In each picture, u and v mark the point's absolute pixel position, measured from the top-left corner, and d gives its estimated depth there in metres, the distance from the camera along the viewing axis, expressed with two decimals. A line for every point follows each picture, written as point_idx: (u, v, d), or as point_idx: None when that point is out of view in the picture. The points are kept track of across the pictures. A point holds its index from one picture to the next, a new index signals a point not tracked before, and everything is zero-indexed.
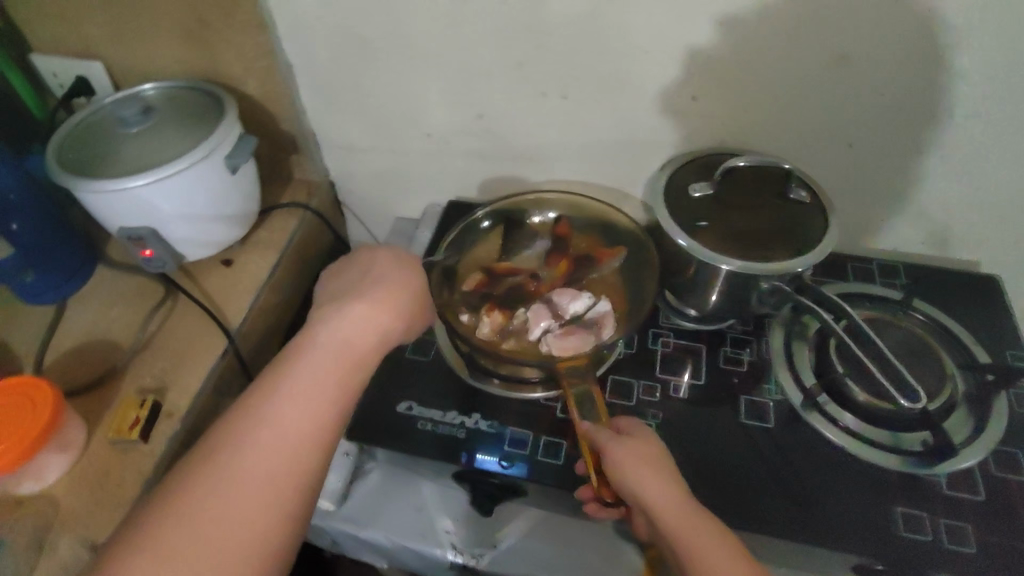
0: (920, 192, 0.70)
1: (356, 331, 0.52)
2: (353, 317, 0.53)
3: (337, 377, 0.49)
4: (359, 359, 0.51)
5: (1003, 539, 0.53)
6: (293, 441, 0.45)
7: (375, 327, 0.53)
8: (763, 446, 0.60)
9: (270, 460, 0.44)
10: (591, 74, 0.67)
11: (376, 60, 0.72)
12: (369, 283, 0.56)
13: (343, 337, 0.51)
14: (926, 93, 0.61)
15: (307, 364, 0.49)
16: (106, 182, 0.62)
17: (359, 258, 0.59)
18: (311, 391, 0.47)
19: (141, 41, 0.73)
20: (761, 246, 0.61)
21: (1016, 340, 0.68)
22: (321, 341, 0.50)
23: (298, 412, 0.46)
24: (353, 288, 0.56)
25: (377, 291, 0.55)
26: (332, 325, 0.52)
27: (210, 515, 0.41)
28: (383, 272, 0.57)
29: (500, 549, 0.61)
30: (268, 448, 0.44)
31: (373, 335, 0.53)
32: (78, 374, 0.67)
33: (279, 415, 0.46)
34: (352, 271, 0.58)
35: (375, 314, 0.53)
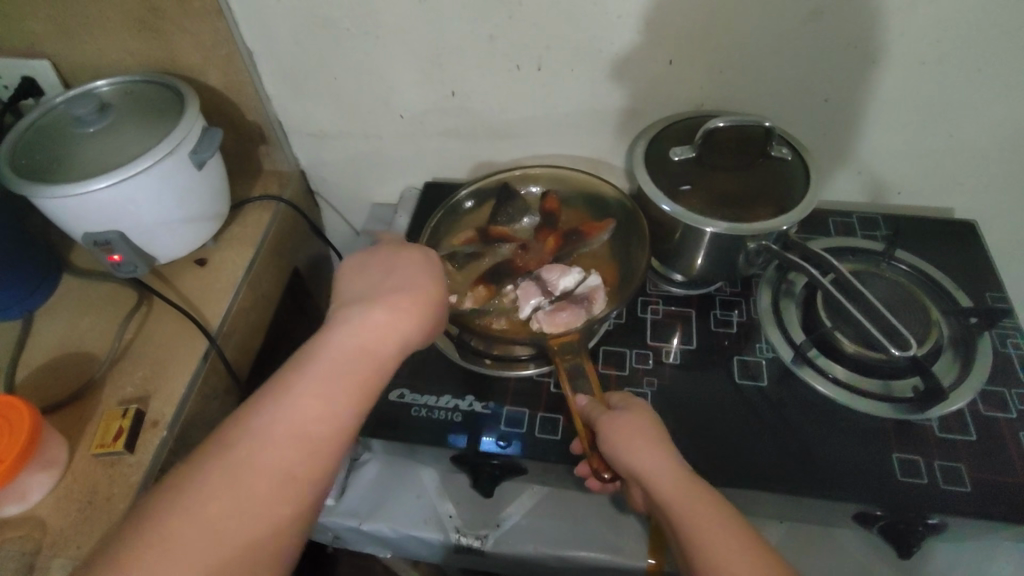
0: (895, 142, 0.71)
1: (373, 340, 0.49)
2: (372, 323, 0.49)
3: (350, 385, 0.47)
4: (375, 367, 0.48)
5: (995, 475, 0.55)
6: (303, 442, 0.44)
7: (391, 334, 0.49)
8: (757, 404, 0.61)
9: (274, 463, 0.43)
10: (565, 42, 0.66)
11: (343, 42, 0.69)
12: (389, 285, 0.52)
13: (358, 341, 0.48)
14: (898, 43, 0.62)
15: (320, 369, 0.47)
16: (69, 185, 0.59)
17: (384, 255, 0.55)
18: (323, 395, 0.46)
19: (90, 34, 0.69)
20: (747, 206, 0.61)
21: (994, 282, 0.69)
22: (336, 345, 0.48)
23: (307, 420, 0.45)
24: (372, 290, 0.52)
25: (396, 295, 0.51)
26: (349, 330, 0.49)
27: (213, 510, 0.41)
28: (406, 274, 0.53)
29: (503, 528, 0.61)
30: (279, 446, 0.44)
31: (391, 344, 0.49)
32: (54, 389, 0.64)
33: (290, 414, 0.45)
34: (373, 268, 0.54)
35: (396, 321, 0.50)
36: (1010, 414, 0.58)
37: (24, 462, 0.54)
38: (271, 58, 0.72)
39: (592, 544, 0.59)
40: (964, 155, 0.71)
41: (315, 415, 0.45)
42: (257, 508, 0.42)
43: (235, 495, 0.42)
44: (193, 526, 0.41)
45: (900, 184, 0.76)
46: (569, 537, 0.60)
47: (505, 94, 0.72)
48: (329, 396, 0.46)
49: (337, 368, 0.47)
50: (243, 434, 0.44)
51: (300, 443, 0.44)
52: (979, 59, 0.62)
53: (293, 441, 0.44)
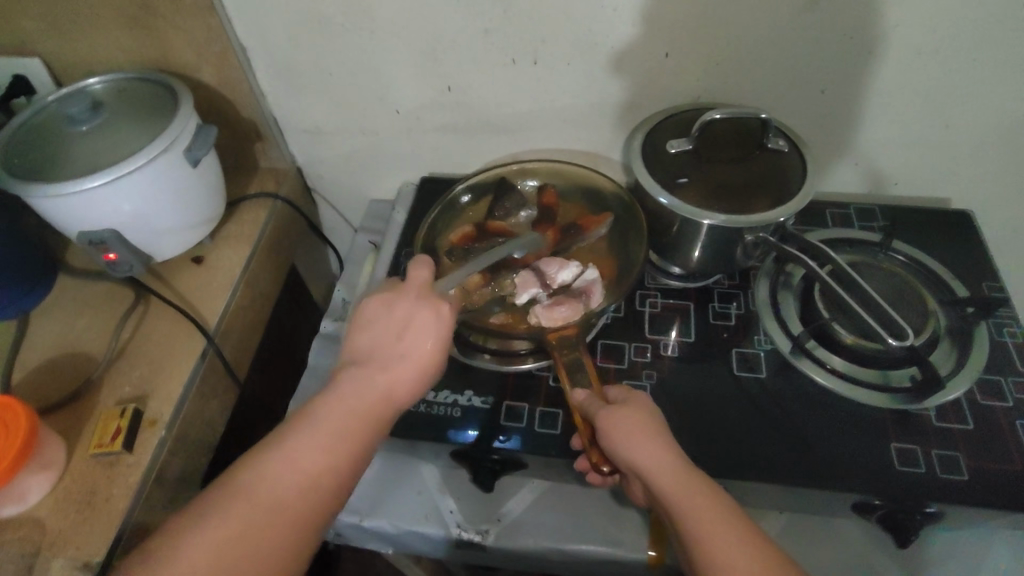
0: (889, 133, 0.71)
1: (376, 402, 0.48)
2: (373, 387, 0.48)
3: (345, 449, 0.46)
4: (371, 429, 0.47)
5: (993, 464, 0.55)
6: (294, 507, 0.44)
7: (391, 397, 0.48)
8: (756, 395, 0.61)
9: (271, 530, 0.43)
10: (560, 36, 0.66)
11: (337, 38, 0.69)
12: (402, 341, 0.49)
13: (357, 405, 0.47)
14: (893, 34, 0.62)
15: (318, 430, 0.46)
16: (63, 185, 0.59)
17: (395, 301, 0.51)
18: (319, 457, 0.45)
19: (83, 32, 0.69)
20: (744, 199, 0.61)
21: (991, 272, 0.69)
22: (333, 406, 0.47)
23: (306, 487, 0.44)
24: (384, 346, 0.50)
25: (402, 357, 0.49)
26: (351, 394, 0.48)
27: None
28: (419, 329, 0.50)
29: (504, 522, 0.61)
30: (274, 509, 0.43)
31: (391, 407, 0.48)
32: (52, 389, 0.64)
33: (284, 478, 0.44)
34: (386, 317, 0.51)
35: (401, 382, 0.49)
36: (1007, 403, 0.59)
37: (22, 463, 0.54)
38: (265, 54, 0.72)
39: (592, 537, 0.59)
40: (961, 145, 0.71)
41: (309, 478, 0.45)
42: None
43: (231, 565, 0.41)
44: None
45: (896, 175, 0.76)
46: (569, 531, 0.60)
47: (501, 88, 0.72)
48: (325, 460, 0.45)
49: (333, 430, 0.46)
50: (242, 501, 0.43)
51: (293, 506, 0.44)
52: (973, 50, 0.62)
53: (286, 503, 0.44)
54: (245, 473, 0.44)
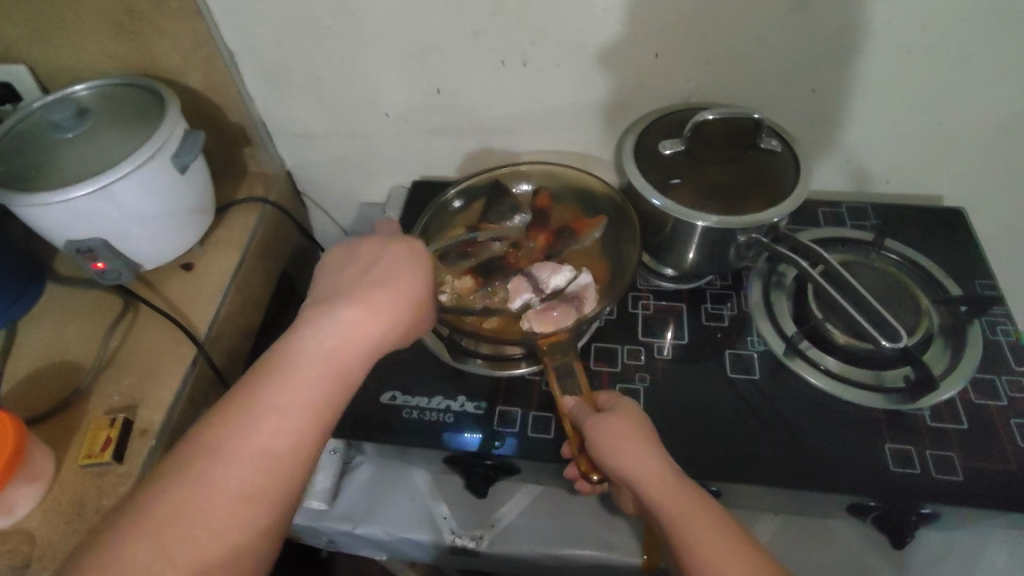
0: (881, 130, 0.71)
1: (348, 340, 0.47)
2: (345, 321, 0.48)
3: (321, 386, 0.46)
4: (347, 365, 0.47)
5: (987, 463, 0.55)
6: (276, 449, 0.43)
7: (366, 330, 0.48)
8: (751, 397, 0.61)
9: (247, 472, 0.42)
10: (550, 37, 0.65)
11: (325, 41, 0.68)
12: (372, 278, 0.51)
13: (332, 346, 0.47)
14: (884, 33, 0.61)
15: (293, 374, 0.45)
16: (48, 193, 0.58)
17: (360, 249, 0.53)
18: (297, 401, 0.44)
19: (68, 38, 0.68)
20: (736, 199, 0.61)
21: (984, 270, 0.69)
22: (307, 347, 0.46)
23: (283, 426, 0.44)
24: (354, 283, 0.51)
25: (373, 290, 0.50)
26: (321, 334, 0.47)
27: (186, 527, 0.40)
28: (387, 263, 0.52)
29: (499, 528, 0.61)
30: (253, 458, 0.42)
31: (365, 341, 0.48)
32: (40, 400, 0.63)
33: (261, 424, 0.43)
34: (354, 260, 0.53)
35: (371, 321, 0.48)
36: (1002, 402, 0.58)
37: (10, 475, 0.53)
38: (253, 58, 0.71)
39: (586, 542, 0.59)
40: (952, 143, 0.71)
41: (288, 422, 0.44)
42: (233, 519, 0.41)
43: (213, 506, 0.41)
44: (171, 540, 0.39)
45: (888, 174, 0.76)
46: (564, 535, 0.60)
47: (491, 90, 0.72)
48: (303, 400, 0.45)
49: (309, 373, 0.46)
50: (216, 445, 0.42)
51: (275, 453, 0.43)
52: (963, 48, 0.62)
53: (264, 450, 0.42)
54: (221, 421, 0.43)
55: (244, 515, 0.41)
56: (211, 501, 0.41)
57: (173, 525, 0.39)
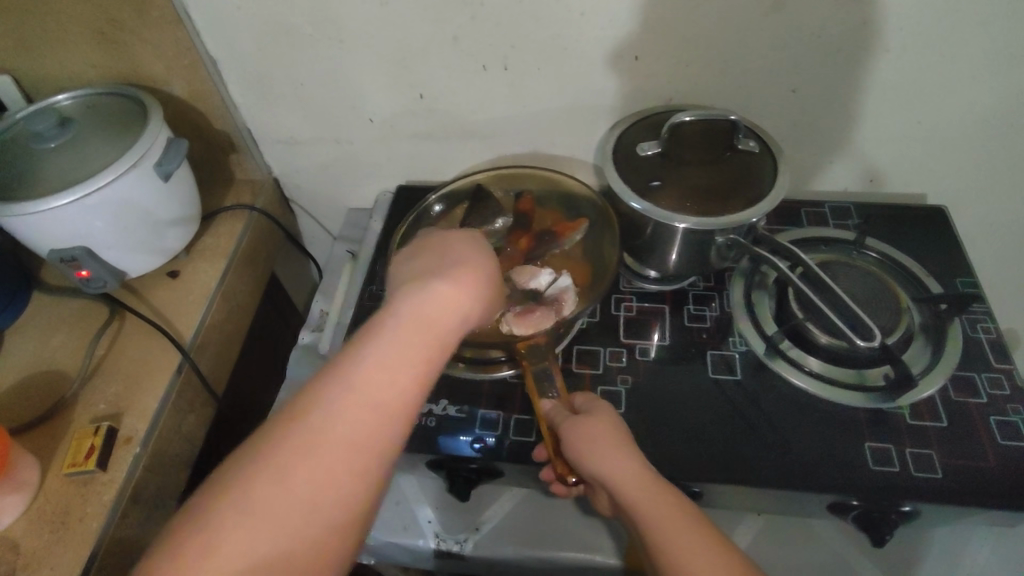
0: (860, 130, 0.71)
1: (443, 309, 0.45)
2: (436, 294, 0.46)
3: (416, 359, 0.43)
4: (438, 341, 0.44)
5: (966, 460, 0.55)
6: (376, 422, 0.40)
7: (457, 306, 0.46)
8: (732, 396, 0.61)
9: (348, 441, 0.39)
10: (530, 41, 0.66)
11: (307, 48, 0.69)
12: (455, 260, 0.49)
13: (426, 318, 0.44)
14: (861, 32, 0.62)
15: (384, 348, 0.42)
16: (29, 204, 0.59)
17: (439, 239, 0.53)
18: (385, 379, 0.41)
19: (52, 49, 0.68)
20: (715, 200, 0.61)
21: (965, 268, 0.69)
22: (398, 322, 0.44)
23: (379, 397, 0.41)
24: (438, 266, 0.49)
25: (458, 270, 0.48)
26: (415, 306, 0.45)
27: (285, 498, 0.37)
28: (466, 249, 0.51)
29: (483, 531, 0.61)
30: (342, 441, 0.39)
31: (456, 317, 0.46)
32: (26, 409, 0.64)
33: (352, 403, 0.40)
34: (433, 247, 0.52)
35: (462, 294, 0.46)
36: (981, 399, 0.59)
37: None
38: (236, 65, 0.72)
39: (570, 544, 0.59)
40: (932, 143, 0.71)
41: (377, 401, 0.41)
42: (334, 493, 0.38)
43: (312, 475, 0.38)
44: (271, 510, 0.37)
45: (870, 174, 0.76)
46: (547, 538, 0.60)
47: (473, 94, 0.72)
48: (401, 371, 0.42)
49: (404, 344, 0.43)
50: (313, 413, 0.40)
51: (363, 436, 0.40)
52: (940, 47, 0.62)
53: (360, 428, 0.40)
54: (318, 393, 0.41)
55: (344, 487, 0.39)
56: (310, 471, 0.38)
57: (267, 501, 0.37)
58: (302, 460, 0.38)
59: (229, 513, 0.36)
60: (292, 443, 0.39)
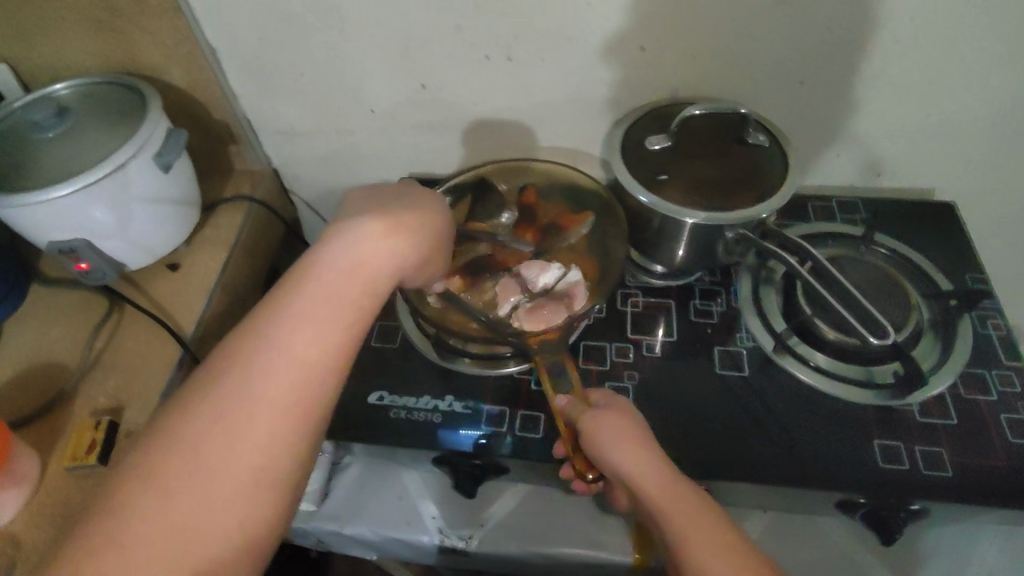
0: (870, 124, 0.70)
1: (370, 253, 0.45)
2: (365, 237, 0.46)
3: (343, 303, 0.43)
4: (369, 285, 0.45)
5: (977, 458, 0.55)
6: (307, 362, 0.41)
7: (387, 250, 0.46)
8: (740, 395, 0.60)
9: (278, 381, 0.40)
10: (535, 31, 0.64)
11: (308, 37, 0.68)
12: (388, 207, 0.49)
13: (354, 259, 0.45)
14: (873, 24, 0.60)
15: (312, 292, 0.43)
16: (26, 195, 0.58)
17: (376, 190, 0.53)
18: (313, 324, 0.42)
19: (48, 37, 0.67)
20: (724, 195, 0.60)
21: (975, 264, 0.69)
22: (325, 265, 0.44)
23: (306, 340, 0.41)
24: (374, 210, 0.49)
25: (392, 215, 0.48)
26: (343, 247, 0.45)
27: (218, 442, 0.38)
28: (405, 200, 0.51)
29: (487, 527, 0.61)
30: (271, 387, 0.40)
31: (386, 261, 0.46)
32: (25, 402, 0.63)
33: (282, 348, 0.41)
34: (371, 195, 0.52)
35: (392, 237, 0.47)
36: (990, 396, 0.58)
37: None
38: (235, 54, 0.70)
39: (575, 541, 0.59)
40: (942, 137, 0.70)
41: (306, 347, 0.41)
42: (267, 434, 0.39)
43: (242, 418, 0.39)
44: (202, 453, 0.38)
45: (878, 168, 0.75)
46: (553, 535, 0.59)
47: (476, 85, 0.71)
48: (329, 314, 0.43)
49: (332, 288, 0.44)
50: (242, 357, 0.40)
51: (295, 380, 0.40)
52: (953, 39, 0.61)
53: (290, 370, 0.40)
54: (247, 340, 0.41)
55: (277, 426, 0.39)
56: (241, 414, 0.39)
57: (198, 445, 0.38)
58: (227, 408, 0.39)
59: (162, 466, 0.37)
60: (218, 394, 0.39)
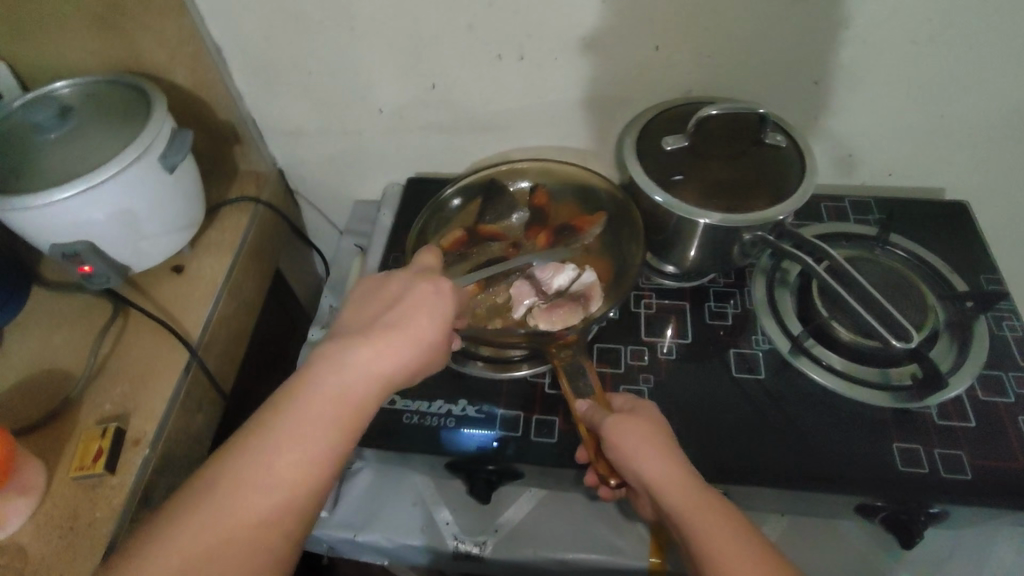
0: (884, 123, 0.69)
1: (357, 379, 0.46)
2: (355, 362, 0.46)
3: (326, 430, 0.44)
4: (354, 411, 0.45)
5: (996, 461, 0.54)
6: (287, 486, 0.43)
7: (373, 374, 0.46)
8: (755, 397, 0.60)
9: (255, 504, 0.42)
10: (548, 30, 0.63)
11: (315, 36, 0.66)
12: (386, 317, 0.48)
13: (342, 385, 0.45)
14: (890, 24, 0.60)
15: (299, 415, 0.44)
16: (29, 197, 0.56)
17: (378, 285, 0.52)
18: (299, 445, 0.43)
19: (48, 35, 0.65)
20: (741, 196, 0.59)
21: (989, 265, 0.68)
22: (314, 387, 0.45)
23: (286, 465, 0.43)
24: (369, 324, 0.48)
25: (388, 330, 0.47)
26: (332, 370, 0.46)
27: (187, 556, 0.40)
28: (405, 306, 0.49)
29: (502, 533, 0.60)
30: (252, 504, 0.42)
31: (372, 385, 0.46)
32: (29, 410, 0.62)
33: (265, 465, 0.43)
34: (375, 297, 0.51)
35: (382, 360, 0.46)
36: (1008, 398, 0.58)
37: None
38: (241, 52, 0.69)
39: (592, 546, 0.58)
40: (956, 137, 0.70)
41: (291, 465, 0.43)
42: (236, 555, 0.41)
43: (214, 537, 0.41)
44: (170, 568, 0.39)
45: (890, 167, 0.75)
46: (570, 540, 0.59)
47: (486, 84, 0.70)
48: (311, 443, 0.44)
49: (319, 413, 0.44)
50: (226, 472, 0.42)
51: (269, 506, 0.42)
52: (970, 39, 0.60)
53: (267, 494, 0.42)
54: (232, 457, 0.43)
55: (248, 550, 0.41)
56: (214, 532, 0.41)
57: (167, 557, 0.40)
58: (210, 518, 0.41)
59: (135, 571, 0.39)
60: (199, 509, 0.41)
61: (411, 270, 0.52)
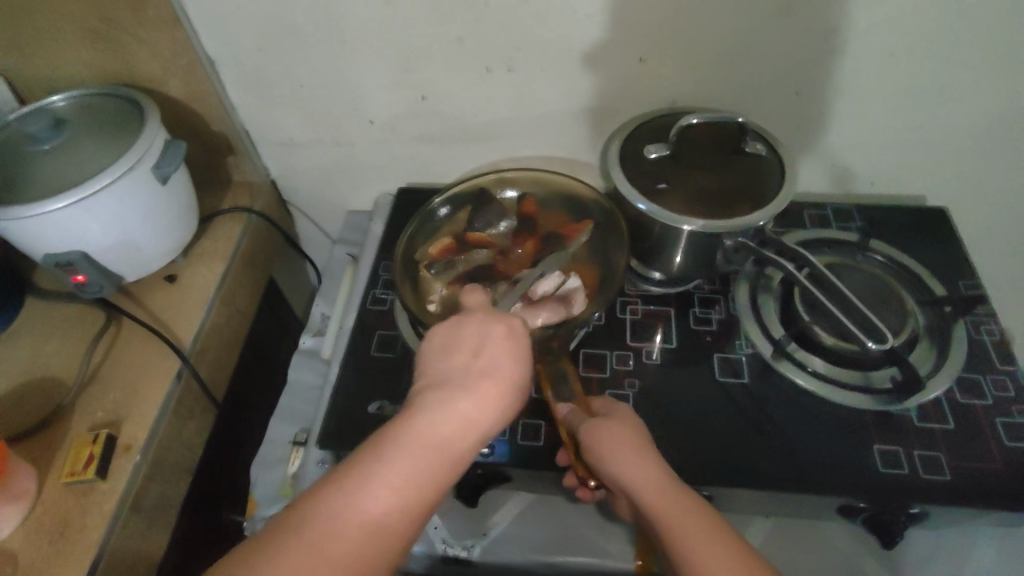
0: (864, 133, 0.71)
1: (453, 428, 0.44)
2: (455, 410, 0.44)
3: (422, 478, 0.42)
4: (451, 462, 0.43)
5: (974, 462, 0.55)
6: (380, 535, 0.40)
7: (468, 424, 0.44)
8: (739, 401, 0.61)
9: (343, 548, 0.39)
10: (535, 43, 0.65)
11: (308, 48, 0.68)
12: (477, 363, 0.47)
13: (441, 436, 0.43)
14: (866, 37, 0.62)
15: (395, 463, 0.42)
16: (22, 208, 0.57)
17: (461, 324, 0.49)
18: (385, 501, 0.41)
19: (44, 49, 0.67)
20: (723, 203, 0.61)
21: (968, 270, 0.70)
22: (412, 435, 0.43)
23: (378, 511, 0.40)
24: (461, 369, 0.46)
25: (485, 377, 0.46)
26: (430, 418, 0.44)
27: None
28: (492, 352, 0.47)
29: (490, 537, 0.60)
30: (338, 546, 0.39)
31: (467, 436, 0.44)
32: (21, 418, 0.62)
33: (358, 506, 0.40)
34: (462, 339, 0.48)
35: (480, 411, 0.45)
36: (987, 401, 0.59)
37: None
38: (235, 66, 0.71)
39: (579, 549, 0.59)
40: (934, 146, 0.72)
41: (374, 524, 0.40)
42: None
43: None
44: None
45: (872, 176, 0.76)
46: (557, 544, 0.60)
47: (476, 95, 0.71)
48: (408, 491, 0.41)
49: (417, 462, 0.42)
50: (319, 513, 0.40)
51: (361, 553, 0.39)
52: (942, 52, 0.62)
53: (358, 540, 0.39)
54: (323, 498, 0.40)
55: None
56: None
57: None
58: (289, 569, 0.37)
59: None
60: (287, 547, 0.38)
61: (479, 310, 0.50)
